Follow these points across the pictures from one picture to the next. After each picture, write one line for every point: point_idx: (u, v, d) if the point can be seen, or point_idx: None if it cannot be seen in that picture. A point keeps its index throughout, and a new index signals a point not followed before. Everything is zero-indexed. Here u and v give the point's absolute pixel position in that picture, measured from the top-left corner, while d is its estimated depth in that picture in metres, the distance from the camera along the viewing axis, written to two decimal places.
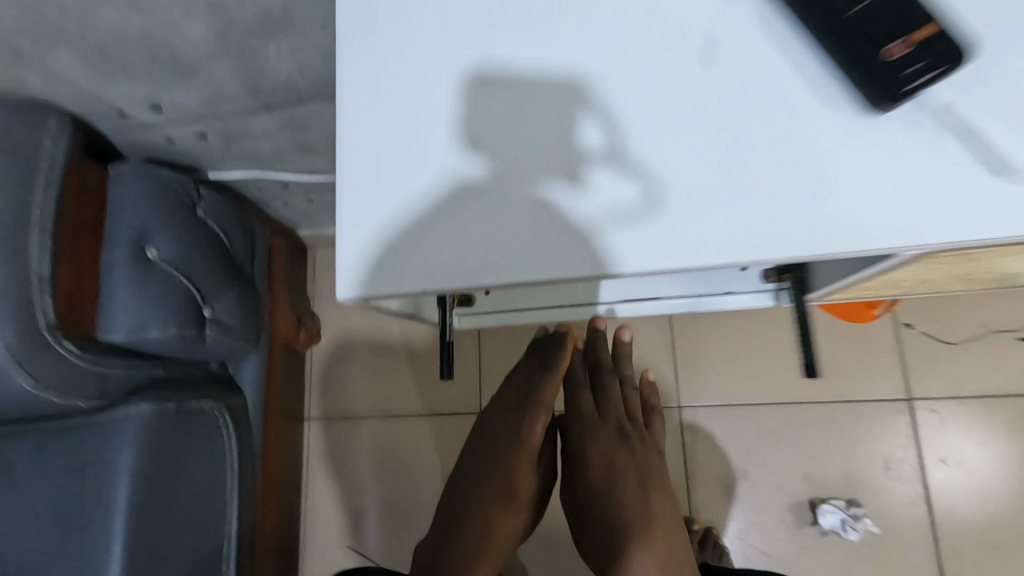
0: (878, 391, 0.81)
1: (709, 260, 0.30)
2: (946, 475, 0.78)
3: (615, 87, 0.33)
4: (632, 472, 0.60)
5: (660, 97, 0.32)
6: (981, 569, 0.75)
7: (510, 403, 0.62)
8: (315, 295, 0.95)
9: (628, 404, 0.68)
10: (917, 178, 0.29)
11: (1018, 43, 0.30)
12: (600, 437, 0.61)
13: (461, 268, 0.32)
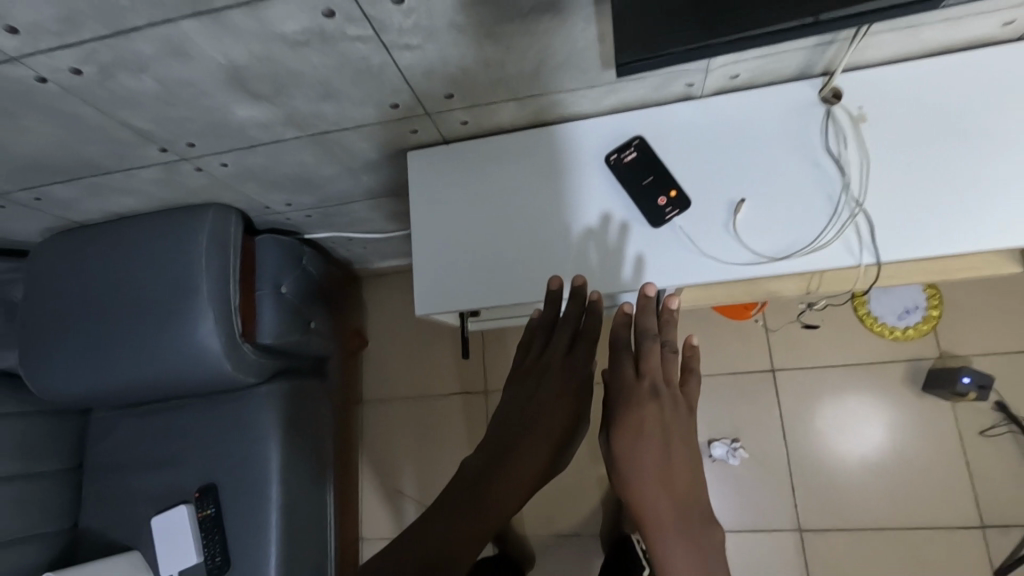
0: (753, 365, 1.18)
1: (613, 247, 0.70)
2: (797, 419, 1.15)
3: (561, 170, 0.74)
4: (658, 432, 0.58)
5: (580, 179, 0.73)
6: (819, 480, 1.12)
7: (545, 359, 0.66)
8: (362, 311, 1.34)
9: (667, 368, 0.64)
10: (671, 256, 0.68)
11: (716, 194, 0.68)
12: (627, 396, 0.61)
13: (507, 266, 0.72)
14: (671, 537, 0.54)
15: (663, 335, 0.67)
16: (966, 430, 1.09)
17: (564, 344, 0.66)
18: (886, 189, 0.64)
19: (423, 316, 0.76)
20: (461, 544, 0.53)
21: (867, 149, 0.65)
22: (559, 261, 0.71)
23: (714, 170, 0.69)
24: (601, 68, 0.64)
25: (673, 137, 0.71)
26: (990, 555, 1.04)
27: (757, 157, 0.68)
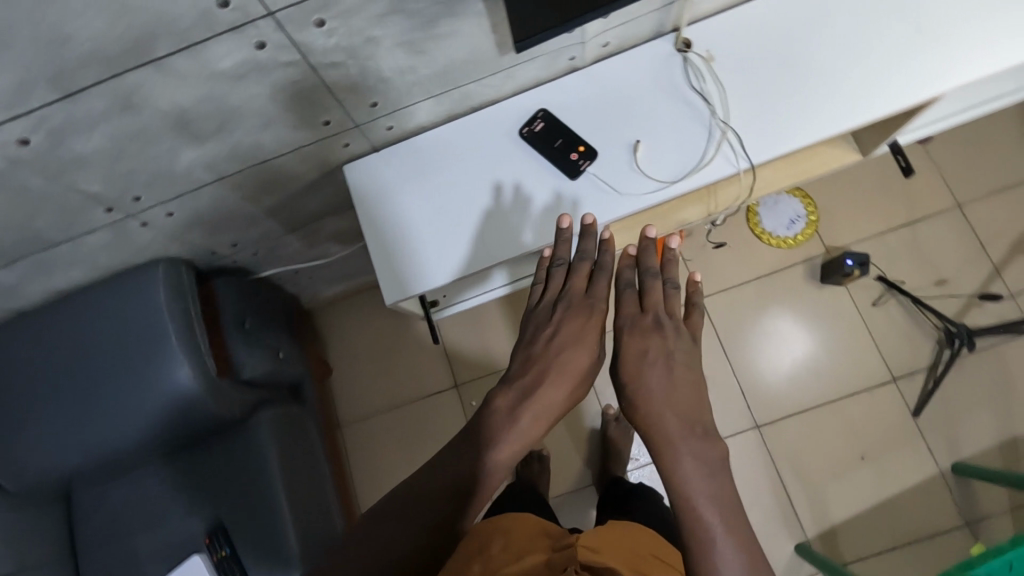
0: None
1: (565, 208, 0.81)
2: (732, 334, 1.31)
3: (509, 152, 0.84)
4: (663, 360, 0.63)
5: (527, 156, 0.83)
6: (761, 381, 1.29)
7: (559, 293, 0.69)
8: (322, 342, 1.38)
9: (670, 300, 0.70)
10: (592, 201, 0.80)
11: (616, 142, 0.81)
12: (638, 329, 0.66)
13: (474, 244, 0.82)
14: (684, 451, 0.57)
15: (666, 274, 0.72)
16: (862, 305, 1.29)
17: (580, 283, 0.69)
18: (742, 109, 0.80)
19: (392, 305, 0.84)
20: (486, 473, 0.58)
21: (721, 81, 0.81)
22: (504, 226, 0.82)
23: (610, 123, 0.82)
24: (498, 55, 0.75)
25: (570, 105, 0.84)
26: (906, 402, 1.24)
27: (641, 105, 0.82)
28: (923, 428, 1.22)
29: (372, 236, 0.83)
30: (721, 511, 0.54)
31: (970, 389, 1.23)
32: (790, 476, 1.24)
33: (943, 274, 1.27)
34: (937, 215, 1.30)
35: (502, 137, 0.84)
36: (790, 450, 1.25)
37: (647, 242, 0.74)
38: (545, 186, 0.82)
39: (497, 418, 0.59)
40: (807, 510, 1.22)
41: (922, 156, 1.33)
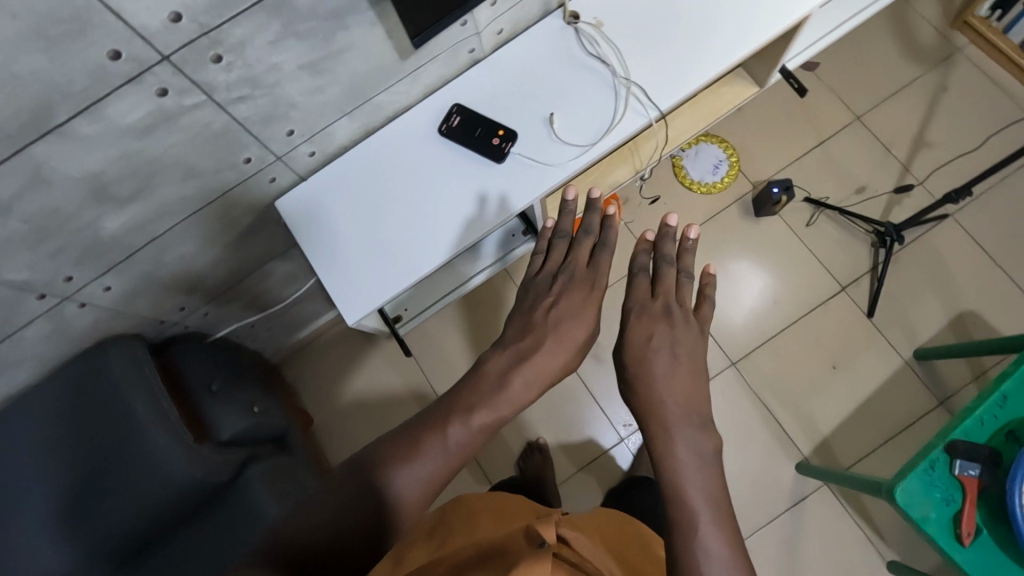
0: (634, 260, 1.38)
1: (502, 191, 0.84)
2: None
3: (452, 154, 0.85)
4: (669, 344, 0.67)
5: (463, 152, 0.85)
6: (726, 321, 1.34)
7: (567, 265, 0.76)
8: (297, 392, 1.36)
9: (681, 289, 0.76)
10: (523, 179, 0.84)
11: (531, 120, 0.85)
12: (648, 311, 0.72)
13: (425, 246, 0.84)
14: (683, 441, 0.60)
15: (679, 264, 0.79)
16: (797, 228, 1.36)
17: (587, 256, 0.77)
18: (638, 64, 0.85)
19: (356, 324, 0.85)
20: (476, 433, 0.58)
21: (614, 43, 0.85)
22: (448, 223, 0.84)
23: (522, 104, 0.86)
24: (401, 60, 0.77)
25: (481, 94, 0.87)
26: (859, 306, 1.31)
27: (546, 80, 0.86)
28: (879, 326, 1.30)
29: (315, 257, 0.84)
30: (711, 505, 0.56)
31: (911, 281, 1.31)
32: (774, 402, 1.29)
33: (861, 183, 1.36)
34: (841, 132, 1.40)
35: (425, 137, 0.86)
36: (769, 378, 1.30)
37: (665, 231, 0.81)
38: (475, 176, 0.85)
39: (488, 380, 0.62)
40: (798, 429, 1.27)
41: (814, 82, 1.43)
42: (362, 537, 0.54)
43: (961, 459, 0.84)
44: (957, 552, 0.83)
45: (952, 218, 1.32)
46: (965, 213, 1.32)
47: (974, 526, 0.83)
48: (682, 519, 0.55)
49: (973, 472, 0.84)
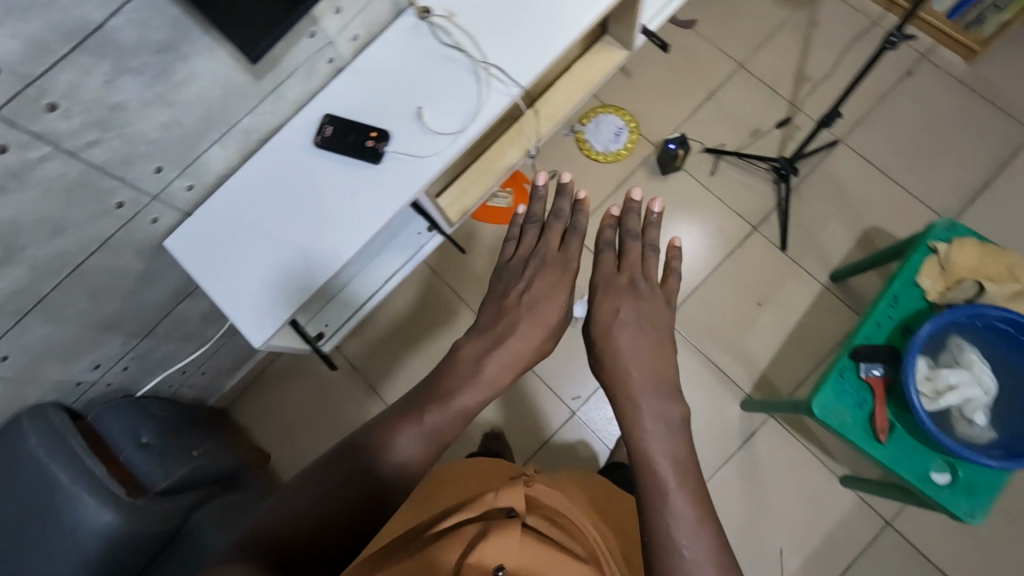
0: None
1: (386, 190, 0.86)
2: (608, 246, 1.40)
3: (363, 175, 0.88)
4: (639, 316, 0.68)
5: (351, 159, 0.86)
6: None
7: (531, 254, 0.77)
8: (248, 431, 1.37)
9: (647, 263, 0.75)
10: (402, 175, 0.86)
11: (400, 117, 0.87)
12: (614, 287, 0.72)
13: (322, 256, 0.85)
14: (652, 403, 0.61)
15: (645, 237, 0.78)
16: (703, 179, 1.41)
17: (552, 240, 0.78)
18: (494, 47, 0.87)
19: (266, 344, 0.86)
20: (459, 420, 0.62)
21: (466, 30, 0.88)
22: (340, 229, 0.86)
23: (390, 103, 0.87)
24: (254, 80, 0.79)
25: (348, 100, 0.88)
26: (773, 241, 1.36)
27: (410, 77, 0.88)
28: (794, 256, 1.35)
29: (224, 283, 0.85)
30: (675, 468, 0.57)
31: (817, 208, 1.36)
32: (711, 348, 1.32)
33: (754, 125, 1.42)
34: (728, 81, 1.45)
35: (302, 151, 0.87)
36: (702, 325, 1.33)
37: (628, 204, 0.80)
38: (356, 180, 0.86)
39: (466, 367, 0.65)
40: (738, 369, 1.31)
41: (695, 39, 1.48)
42: (352, 526, 0.56)
43: (864, 362, 0.89)
44: (877, 449, 0.88)
45: (843, 142, 1.38)
46: (854, 135, 1.38)
47: (887, 422, 0.88)
48: (651, 488, 0.56)
49: (877, 372, 0.89)
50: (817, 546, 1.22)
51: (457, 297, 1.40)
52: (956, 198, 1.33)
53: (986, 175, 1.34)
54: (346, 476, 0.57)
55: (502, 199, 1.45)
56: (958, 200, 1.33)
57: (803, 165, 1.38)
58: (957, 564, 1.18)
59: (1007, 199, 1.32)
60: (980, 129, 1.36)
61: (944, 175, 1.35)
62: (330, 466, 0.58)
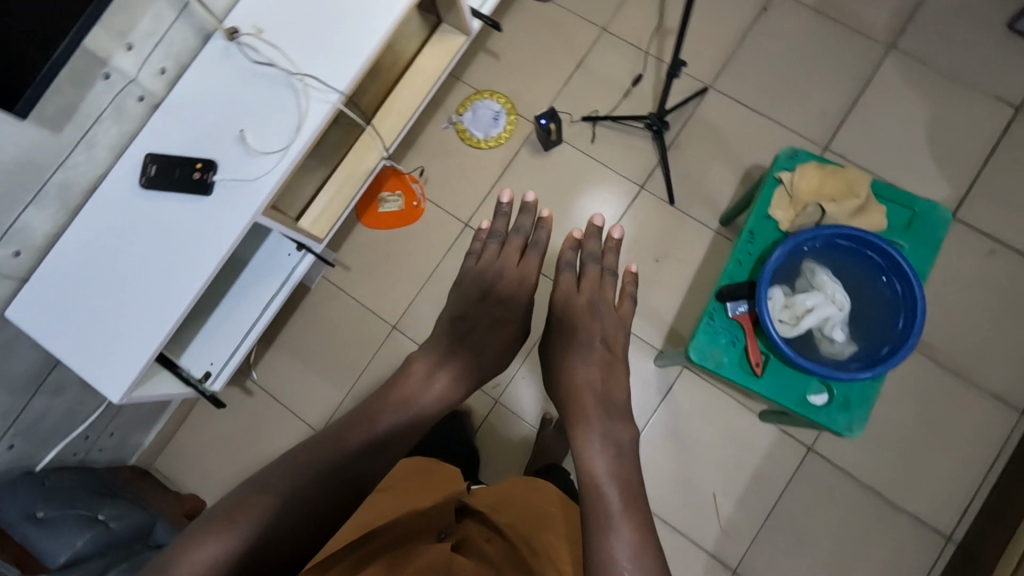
0: (443, 233, 1.42)
1: (222, 219, 0.84)
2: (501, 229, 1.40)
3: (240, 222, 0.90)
4: (595, 338, 0.91)
5: (185, 194, 0.84)
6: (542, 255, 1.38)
7: (497, 259, 1.00)
8: (179, 483, 1.38)
9: (597, 279, 0.98)
10: (236, 201, 0.84)
11: (224, 144, 0.85)
12: (572, 295, 0.95)
13: (168, 296, 0.83)
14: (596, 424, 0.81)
15: (603, 262, 1.00)
16: (585, 148, 1.41)
17: (515, 254, 1.00)
18: (306, 58, 0.86)
19: (126, 399, 0.83)
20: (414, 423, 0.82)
21: (277, 45, 0.86)
22: (181, 267, 0.83)
23: (212, 132, 0.86)
24: (54, 132, 0.78)
25: (169, 136, 0.86)
26: (662, 197, 1.38)
27: (229, 102, 0.86)
28: (684, 208, 1.37)
29: (80, 337, 0.83)
30: (618, 492, 0.73)
31: (698, 156, 1.38)
32: None
33: (626, 86, 1.42)
34: (594, 46, 1.45)
35: (131, 195, 0.85)
36: None
37: (593, 229, 1.02)
38: (190, 215, 0.84)
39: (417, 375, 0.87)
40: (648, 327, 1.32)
41: (555, 9, 1.48)
42: (303, 532, 0.65)
43: (728, 301, 0.90)
44: (755, 383, 0.90)
45: (713, 88, 1.40)
46: (722, 79, 1.40)
47: (760, 353, 0.90)
48: (598, 532, 0.68)
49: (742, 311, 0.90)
50: (747, 485, 1.25)
51: (362, 307, 1.41)
52: (828, 124, 1.36)
53: (852, 96, 1.36)
54: (327, 473, 0.70)
55: (393, 203, 1.45)
56: (829, 125, 1.36)
57: (678, 117, 1.40)
58: (877, 476, 1.23)
59: (874, 115, 1.35)
60: (840, 52, 1.38)
61: (812, 103, 1.37)
62: (315, 463, 0.70)
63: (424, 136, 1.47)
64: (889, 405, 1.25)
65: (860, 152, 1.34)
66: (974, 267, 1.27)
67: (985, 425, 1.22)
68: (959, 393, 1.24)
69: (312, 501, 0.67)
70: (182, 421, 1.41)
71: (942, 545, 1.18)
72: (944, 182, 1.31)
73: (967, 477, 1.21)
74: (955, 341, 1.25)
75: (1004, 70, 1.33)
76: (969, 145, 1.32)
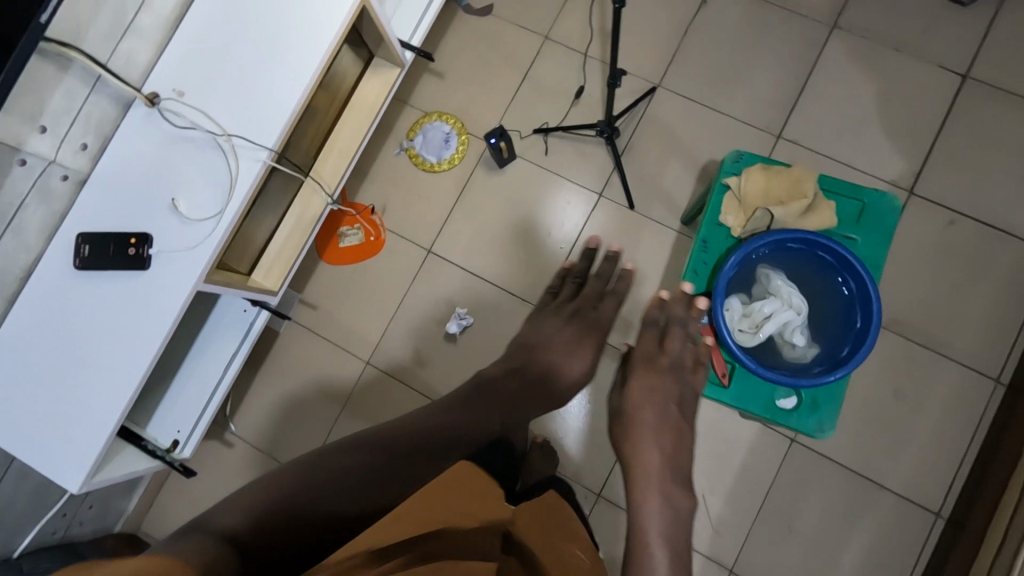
0: (406, 262, 1.40)
1: (162, 291, 0.81)
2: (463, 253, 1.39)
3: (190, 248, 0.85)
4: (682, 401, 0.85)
5: (123, 269, 0.81)
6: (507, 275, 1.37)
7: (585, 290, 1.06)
8: None
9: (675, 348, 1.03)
10: (174, 272, 0.81)
11: (156, 215, 0.83)
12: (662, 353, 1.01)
13: (115, 377, 0.80)
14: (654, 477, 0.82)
15: None
16: (540, 161, 1.40)
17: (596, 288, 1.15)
18: (230, 117, 0.84)
19: (86, 487, 0.81)
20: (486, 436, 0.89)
21: (198, 107, 0.84)
22: (126, 346, 0.81)
23: (142, 203, 0.83)
24: None
25: (100, 213, 0.84)
26: (621, 203, 1.36)
27: (156, 170, 0.84)
28: (645, 211, 1.35)
29: (31, 426, 0.80)
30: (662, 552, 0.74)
31: (654, 157, 1.36)
32: None
33: (575, 93, 1.40)
34: (538, 56, 1.43)
35: (68, 278, 0.83)
36: None
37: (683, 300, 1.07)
38: (129, 291, 0.82)
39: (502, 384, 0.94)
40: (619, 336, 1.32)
41: (495, 23, 1.46)
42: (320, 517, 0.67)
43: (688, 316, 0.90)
44: (723, 394, 0.89)
45: (661, 87, 1.39)
46: (670, 76, 1.39)
47: (725, 364, 0.89)
48: None
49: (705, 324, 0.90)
50: (735, 483, 1.24)
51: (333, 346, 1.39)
52: (779, 111, 1.35)
53: (801, 81, 1.35)
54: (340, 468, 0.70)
55: (353, 236, 1.43)
56: (780, 112, 1.35)
57: (630, 120, 1.38)
58: (862, 459, 1.23)
59: (824, 98, 1.34)
60: (784, 37, 1.37)
61: (762, 91, 1.36)
62: (345, 450, 0.72)
63: (377, 165, 1.45)
64: (867, 387, 1.25)
65: (813, 137, 1.33)
66: (937, 239, 1.27)
67: (963, 397, 1.22)
68: (933, 368, 1.24)
69: (318, 492, 0.67)
70: (166, 480, 1.39)
71: (931, 521, 1.19)
72: (899, 158, 1.30)
73: (951, 451, 1.21)
74: (926, 316, 1.25)
75: (948, 38, 1.32)
76: (921, 117, 1.31)
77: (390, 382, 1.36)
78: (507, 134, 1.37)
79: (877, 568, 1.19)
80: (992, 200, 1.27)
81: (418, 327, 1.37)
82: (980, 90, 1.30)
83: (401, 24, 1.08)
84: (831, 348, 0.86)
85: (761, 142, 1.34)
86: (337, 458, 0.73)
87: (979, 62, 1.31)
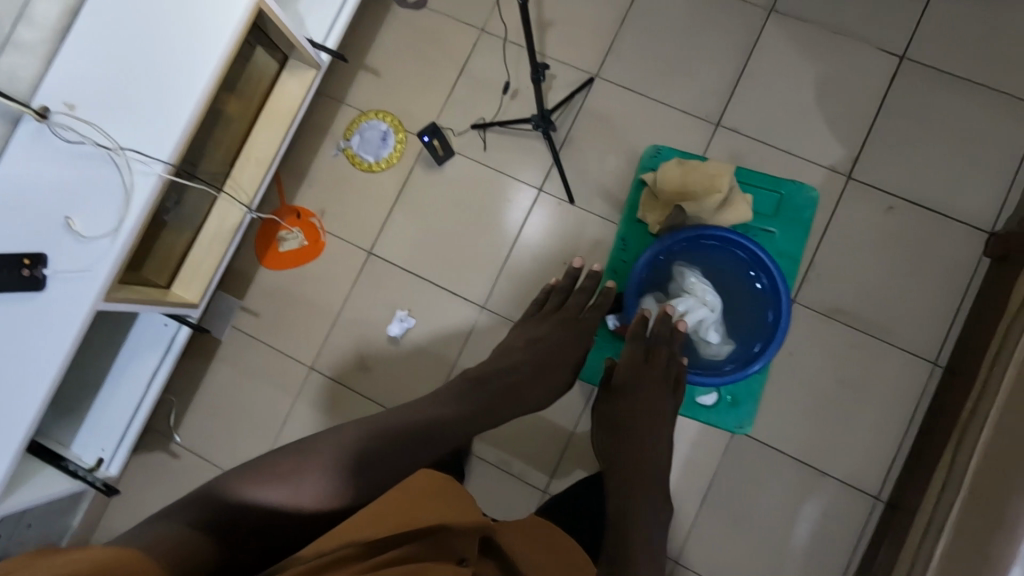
0: (347, 265, 1.38)
1: (61, 311, 0.79)
2: (404, 253, 1.37)
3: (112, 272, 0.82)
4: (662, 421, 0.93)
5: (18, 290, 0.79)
6: (451, 273, 1.36)
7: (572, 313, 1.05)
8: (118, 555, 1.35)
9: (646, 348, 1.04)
10: (72, 291, 0.79)
11: (51, 234, 0.80)
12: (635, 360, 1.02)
13: (15, 402, 0.78)
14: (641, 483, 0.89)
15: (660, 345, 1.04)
16: (480, 157, 1.37)
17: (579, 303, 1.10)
18: (125, 130, 0.81)
19: None
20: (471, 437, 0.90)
21: (92, 122, 0.81)
22: (25, 369, 0.78)
23: (37, 221, 0.81)
24: None
25: None
26: (560, 198, 1.35)
27: (52, 186, 0.81)
28: (585, 205, 1.34)
29: None
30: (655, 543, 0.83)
31: (593, 150, 1.34)
32: None
33: (513, 86, 1.37)
34: (474, 49, 1.40)
35: None
36: (516, 302, 1.33)
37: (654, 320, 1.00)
38: (26, 313, 0.79)
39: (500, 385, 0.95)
40: None
41: (430, 16, 1.43)
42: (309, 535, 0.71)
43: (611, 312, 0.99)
44: None
45: (599, 77, 1.36)
46: (608, 66, 1.36)
47: None
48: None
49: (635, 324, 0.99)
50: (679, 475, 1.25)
51: (277, 351, 1.38)
52: (717, 98, 1.33)
53: (739, 67, 1.34)
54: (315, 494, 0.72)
55: (295, 240, 1.40)
56: (719, 99, 1.33)
57: (568, 112, 1.36)
58: (803, 446, 1.24)
59: (763, 84, 1.33)
60: (721, 23, 1.35)
61: (700, 79, 1.34)
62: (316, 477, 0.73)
63: (315, 167, 1.42)
64: (807, 375, 1.25)
65: (752, 124, 1.32)
66: (875, 224, 1.26)
67: (901, 381, 1.23)
68: (872, 353, 1.24)
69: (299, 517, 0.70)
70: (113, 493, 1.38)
71: (871, 505, 1.20)
72: (837, 142, 1.29)
73: (889, 435, 1.22)
74: (864, 302, 1.25)
75: (885, 18, 1.31)
76: (858, 100, 1.30)
77: (335, 387, 1.35)
78: (441, 131, 1.38)
79: (820, 553, 1.20)
80: (929, 182, 1.26)
81: (362, 329, 1.36)
82: (917, 71, 1.29)
83: (317, 21, 1.06)
84: (743, 345, 0.95)
85: (700, 131, 1.33)
86: (331, 448, 0.76)
87: (915, 42, 1.29)
